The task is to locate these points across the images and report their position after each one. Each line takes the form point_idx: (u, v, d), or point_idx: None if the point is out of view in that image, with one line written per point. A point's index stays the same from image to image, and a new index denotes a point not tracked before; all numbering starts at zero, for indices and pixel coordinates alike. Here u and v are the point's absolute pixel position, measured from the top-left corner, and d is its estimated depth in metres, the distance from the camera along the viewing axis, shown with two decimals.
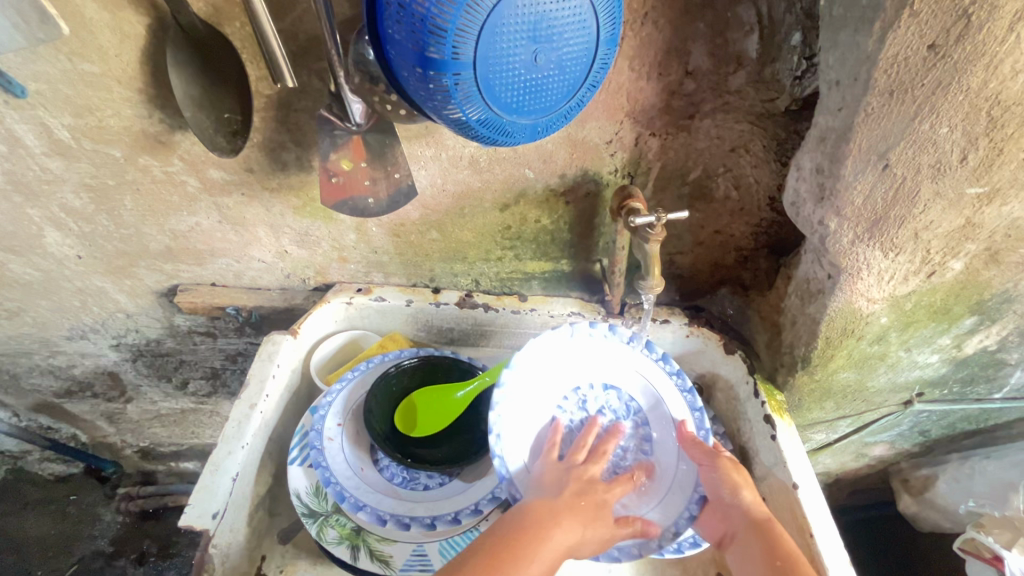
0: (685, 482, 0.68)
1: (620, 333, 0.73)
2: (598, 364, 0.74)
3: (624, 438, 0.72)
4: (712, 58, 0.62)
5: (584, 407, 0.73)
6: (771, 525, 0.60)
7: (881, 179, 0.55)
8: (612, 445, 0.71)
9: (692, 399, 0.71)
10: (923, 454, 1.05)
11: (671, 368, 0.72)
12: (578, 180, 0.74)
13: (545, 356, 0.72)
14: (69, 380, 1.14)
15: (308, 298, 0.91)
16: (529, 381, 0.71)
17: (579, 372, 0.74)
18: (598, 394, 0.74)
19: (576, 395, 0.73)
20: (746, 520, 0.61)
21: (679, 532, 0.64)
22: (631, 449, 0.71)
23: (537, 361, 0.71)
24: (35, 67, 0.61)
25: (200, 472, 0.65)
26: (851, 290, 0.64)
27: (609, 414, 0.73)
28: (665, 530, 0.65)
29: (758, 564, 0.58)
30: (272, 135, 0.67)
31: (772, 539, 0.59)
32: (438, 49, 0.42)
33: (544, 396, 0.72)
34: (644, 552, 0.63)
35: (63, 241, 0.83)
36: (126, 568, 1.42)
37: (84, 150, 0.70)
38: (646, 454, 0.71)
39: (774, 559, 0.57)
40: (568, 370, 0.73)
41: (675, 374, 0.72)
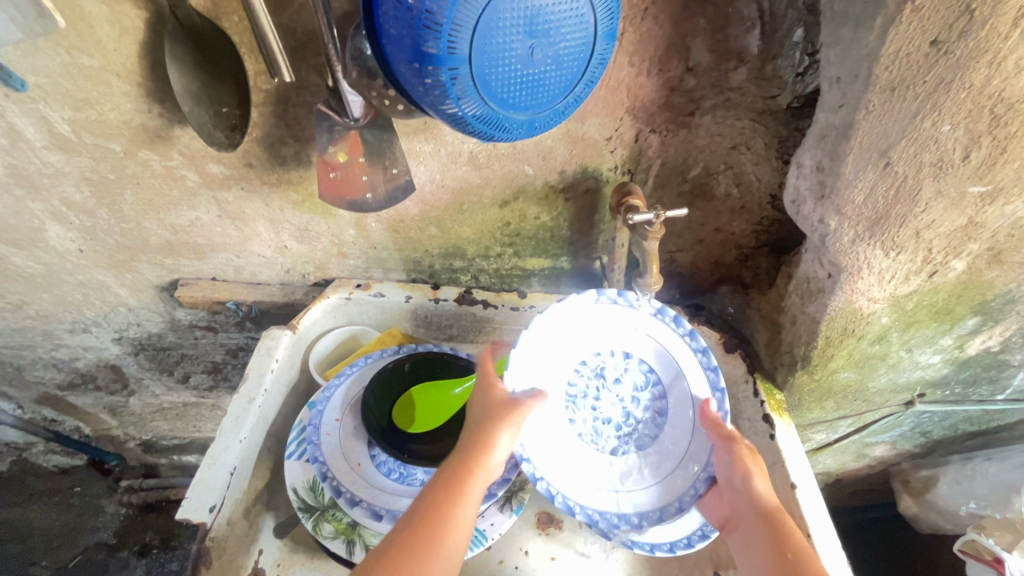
0: (697, 457, 0.68)
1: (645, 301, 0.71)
2: (620, 333, 0.72)
3: (640, 410, 0.72)
4: (713, 54, 0.61)
5: (603, 374, 0.72)
6: (781, 517, 0.59)
7: (882, 177, 0.55)
8: (626, 415, 0.72)
9: (715, 378, 0.69)
10: (924, 455, 1.05)
11: (697, 345, 0.70)
12: (577, 176, 0.73)
13: (567, 321, 0.70)
14: (72, 373, 1.15)
15: (308, 294, 0.91)
16: (548, 343, 0.70)
17: (599, 340, 0.72)
18: (618, 363, 0.72)
19: (595, 361, 0.72)
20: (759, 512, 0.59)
21: (682, 508, 0.65)
22: (646, 421, 0.72)
23: (560, 323, 0.70)
24: (34, 60, 0.61)
25: (198, 466, 0.65)
26: (851, 289, 0.64)
27: (628, 385, 0.72)
28: (668, 504, 0.66)
29: (761, 552, 0.57)
30: (271, 130, 0.67)
31: (778, 529, 0.58)
32: (433, 43, 0.42)
33: (564, 359, 0.72)
34: (645, 523, 0.64)
35: (65, 235, 0.83)
36: (127, 560, 1.48)
37: (84, 144, 0.70)
38: (660, 428, 0.71)
39: (783, 552, 0.56)
40: (591, 335, 0.72)
41: (700, 351, 0.70)
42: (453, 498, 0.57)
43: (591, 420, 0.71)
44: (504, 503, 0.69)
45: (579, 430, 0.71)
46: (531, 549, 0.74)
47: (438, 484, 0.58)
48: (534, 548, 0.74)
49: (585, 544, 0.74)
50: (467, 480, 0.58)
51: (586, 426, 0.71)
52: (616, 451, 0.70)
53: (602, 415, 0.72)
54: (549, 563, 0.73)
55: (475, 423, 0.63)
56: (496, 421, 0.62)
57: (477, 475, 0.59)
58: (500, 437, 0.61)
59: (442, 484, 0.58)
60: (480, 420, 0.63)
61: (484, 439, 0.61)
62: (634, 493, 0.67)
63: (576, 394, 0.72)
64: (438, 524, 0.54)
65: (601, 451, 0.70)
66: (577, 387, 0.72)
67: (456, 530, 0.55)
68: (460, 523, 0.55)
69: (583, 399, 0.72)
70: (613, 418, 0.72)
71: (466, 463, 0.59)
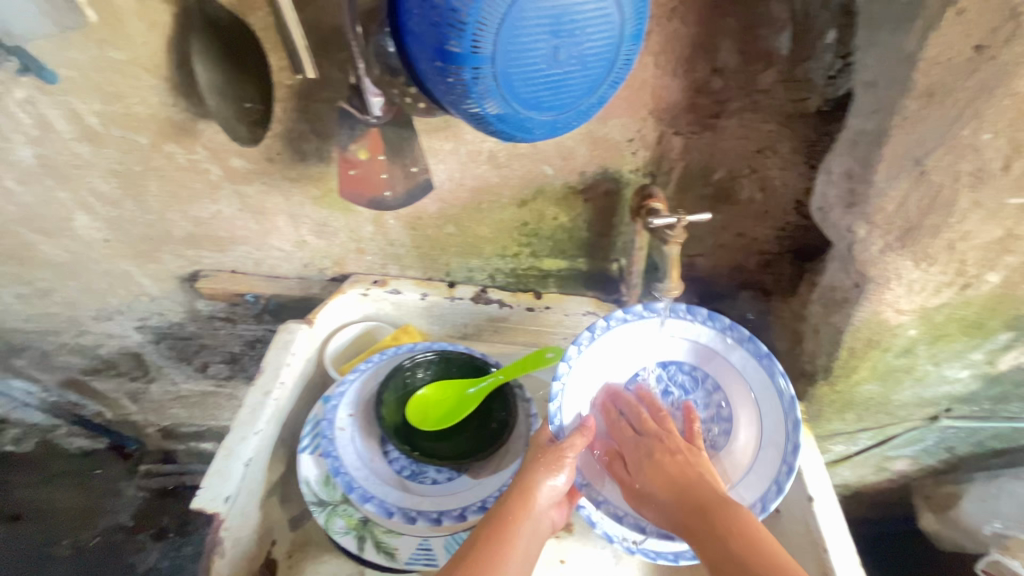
0: (775, 435, 0.65)
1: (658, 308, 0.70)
2: (645, 347, 0.72)
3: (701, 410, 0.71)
4: (741, 55, 0.60)
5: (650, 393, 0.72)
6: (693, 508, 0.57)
7: (915, 187, 0.53)
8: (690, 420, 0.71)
9: (754, 348, 0.67)
10: (947, 471, 1.01)
11: (722, 323, 0.69)
12: (597, 178, 0.72)
13: (588, 361, 0.70)
14: (95, 359, 1.18)
15: (325, 288, 0.92)
16: (584, 382, 0.70)
17: (632, 359, 0.72)
18: (659, 374, 0.72)
19: (636, 381, 0.72)
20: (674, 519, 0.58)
21: (781, 490, 0.62)
22: (711, 419, 0.70)
23: (588, 362, 0.70)
24: (66, 54, 0.62)
25: (214, 456, 0.66)
26: (878, 300, 0.62)
27: (677, 390, 0.72)
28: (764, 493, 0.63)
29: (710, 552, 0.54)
30: (293, 126, 0.68)
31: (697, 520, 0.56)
32: (457, 42, 0.42)
33: (607, 386, 0.71)
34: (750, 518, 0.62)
35: (92, 225, 0.85)
36: (144, 542, 1.47)
37: (112, 137, 0.71)
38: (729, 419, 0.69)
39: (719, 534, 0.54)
40: (621, 359, 0.72)
41: (728, 327, 0.69)
42: (498, 551, 0.57)
43: None
44: None
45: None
46: (540, 552, 0.73)
47: (480, 536, 0.59)
48: (542, 551, 0.73)
49: (595, 549, 0.73)
50: (510, 531, 0.59)
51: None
52: None
53: None
54: (558, 566, 0.72)
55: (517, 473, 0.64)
56: (537, 469, 0.62)
57: (523, 524, 0.59)
58: (541, 481, 0.61)
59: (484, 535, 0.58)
60: (525, 466, 0.63)
61: (526, 488, 0.61)
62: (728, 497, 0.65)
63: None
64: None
65: None
66: None
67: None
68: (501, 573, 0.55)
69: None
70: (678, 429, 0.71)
71: (510, 514, 0.60)
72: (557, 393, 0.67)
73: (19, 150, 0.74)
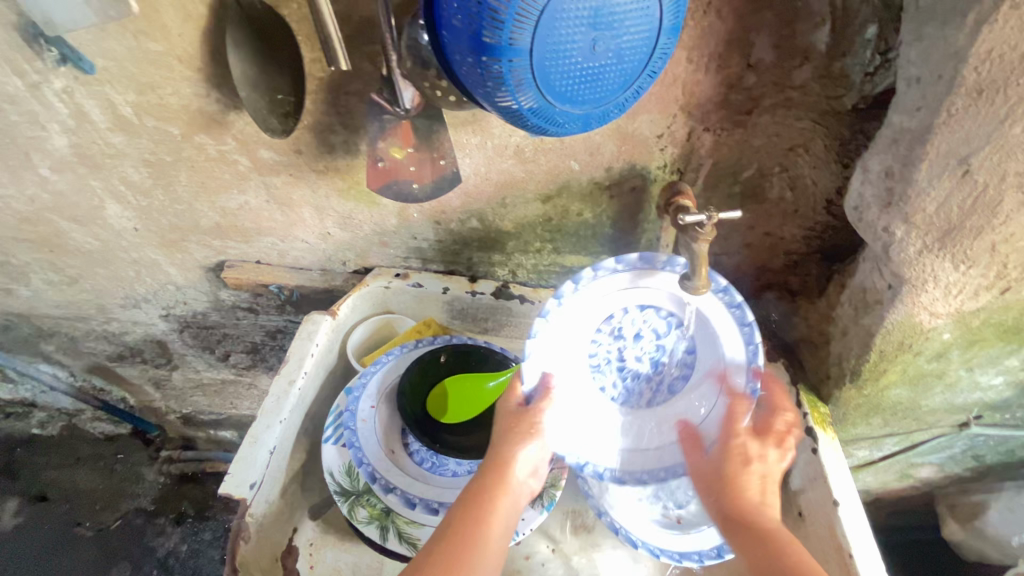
0: (734, 395, 0.66)
1: (649, 256, 0.64)
2: (626, 291, 0.66)
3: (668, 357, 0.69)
4: (777, 51, 0.59)
5: (623, 335, 0.68)
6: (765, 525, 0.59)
7: (959, 187, 0.52)
8: (655, 365, 0.69)
9: (741, 314, 0.64)
10: (974, 479, 0.99)
11: (718, 285, 0.64)
12: (624, 173, 0.72)
13: (563, 306, 0.65)
14: (121, 346, 1.20)
15: (347, 280, 0.92)
16: (559, 327, 0.67)
17: (611, 302, 0.66)
18: (636, 317, 0.67)
19: (611, 324, 0.67)
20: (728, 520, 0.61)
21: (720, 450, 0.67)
22: (675, 366, 0.69)
23: (563, 308, 0.66)
24: (103, 45, 0.63)
25: (240, 443, 0.67)
26: (913, 303, 0.60)
27: (650, 335, 0.68)
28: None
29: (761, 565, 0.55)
30: (321, 118, 0.68)
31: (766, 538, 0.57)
32: (494, 34, 0.42)
33: (580, 328, 0.68)
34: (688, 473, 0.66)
35: (122, 214, 0.87)
36: (164, 527, 1.51)
37: (145, 127, 0.73)
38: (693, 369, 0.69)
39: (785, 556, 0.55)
40: (600, 303, 0.66)
41: (722, 290, 0.64)
42: (474, 517, 0.59)
43: (620, 382, 0.70)
44: (535, 499, 0.69)
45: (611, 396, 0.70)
46: (558, 547, 0.74)
47: (458, 505, 0.60)
48: (562, 547, 0.74)
49: (613, 546, 0.74)
50: (486, 497, 0.60)
51: (617, 386, 0.70)
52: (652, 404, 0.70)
53: (630, 373, 0.69)
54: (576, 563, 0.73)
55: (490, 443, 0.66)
56: (508, 435, 0.64)
57: (502, 490, 0.61)
58: (517, 453, 0.63)
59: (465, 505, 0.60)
60: (498, 437, 0.65)
61: (498, 455, 0.63)
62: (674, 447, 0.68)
63: (600, 361, 0.69)
64: (465, 540, 0.56)
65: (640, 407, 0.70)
66: (598, 355, 0.69)
67: (489, 542, 0.57)
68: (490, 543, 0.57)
69: (608, 363, 0.69)
70: (642, 372, 0.69)
71: (486, 482, 0.62)
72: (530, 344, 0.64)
73: (55, 139, 0.75)
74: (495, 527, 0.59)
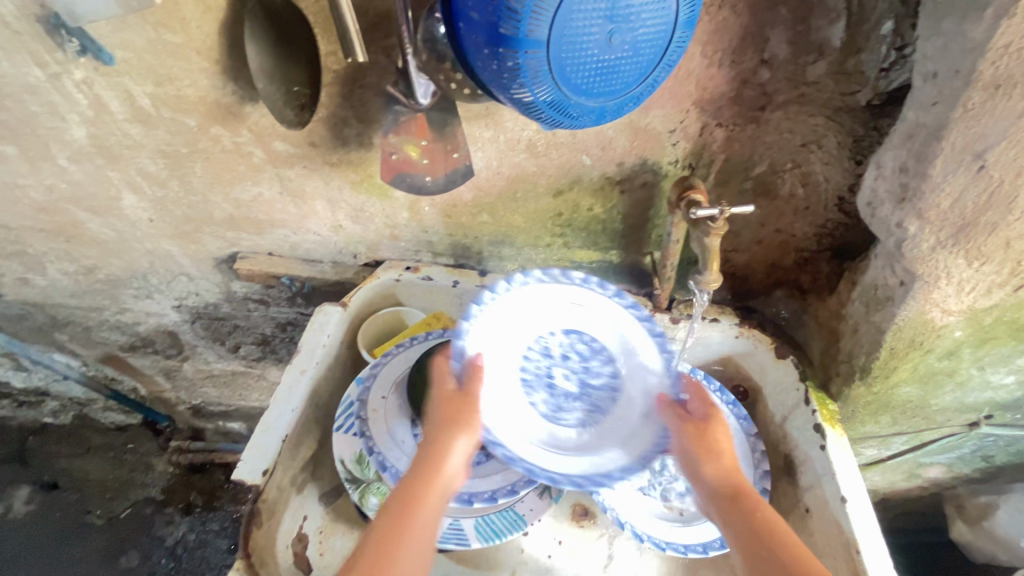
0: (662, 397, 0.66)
1: (573, 276, 0.72)
2: (553, 310, 0.71)
3: (594, 378, 0.69)
4: (792, 46, 0.59)
5: (550, 356, 0.70)
6: (749, 507, 0.59)
7: (974, 182, 0.52)
8: (582, 386, 0.69)
9: (652, 325, 0.69)
10: (983, 480, 0.99)
11: (627, 301, 0.71)
12: (635, 169, 0.72)
13: (501, 309, 0.68)
14: (133, 336, 1.22)
15: (358, 273, 0.93)
16: (495, 332, 0.67)
17: (541, 320, 0.71)
18: (562, 339, 0.71)
19: (540, 343, 0.70)
20: (714, 494, 0.60)
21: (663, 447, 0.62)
22: (603, 387, 0.69)
23: (495, 315, 0.67)
24: (123, 36, 0.64)
25: (252, 432, 0.69)
26: (925, 299, 0.60)
27: (576, 357, 0.70)
28: (650, 450, 0.62)
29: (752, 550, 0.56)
30: (336, 111, 0.69)
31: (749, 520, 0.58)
32: (512, 26, 0.42)
33: (512, 341, 0.69)
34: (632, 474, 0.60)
35: (138, 205, 0.88)
36: (172, 516, 1.53)
37: (162, 119, 0.74)
38: (618, 391, 0.68)
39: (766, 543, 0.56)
40: (532, 320, 0.70)
41: (631, 305, 0.71)
42: (406, 516, 0.55)
43: (548, 398, 0.67)
44: (543, 490, 0.71)
45: (542, 411, 0.66)
46: (564, 540, 0.74)
47: (391, 504, 0.56)
48: (567, 539, 0.75)
49: (619, 539, 0.74)
50: (420, 495, 0.56)
51: (547, 403, 0.67)
52: (582, 422, 0.66)
53: (559, 392, 0.68)
54: (580, 556, 0.73)
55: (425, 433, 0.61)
56: (443, 426, 0.59)
57: (430, 490, 0.57)
58: (448, 448, 0.58)
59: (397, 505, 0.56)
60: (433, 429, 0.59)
61: (433, 447, 0.58)
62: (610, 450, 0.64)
63: (530, 377, 0.68)
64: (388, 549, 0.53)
65: (568, 423, 0.66)
66: (528, 371, 0.68)
67: (412, 547, 0.54)
68: (412, 549, 0.54)
69: (538, 381, 0.68)
70: (570, 393, 0.68)
71: (420, 477, 0.57)
72: (467, 333, 0.64)
73: (73, 130, 0.76)
74: (428, 525, 0.56)
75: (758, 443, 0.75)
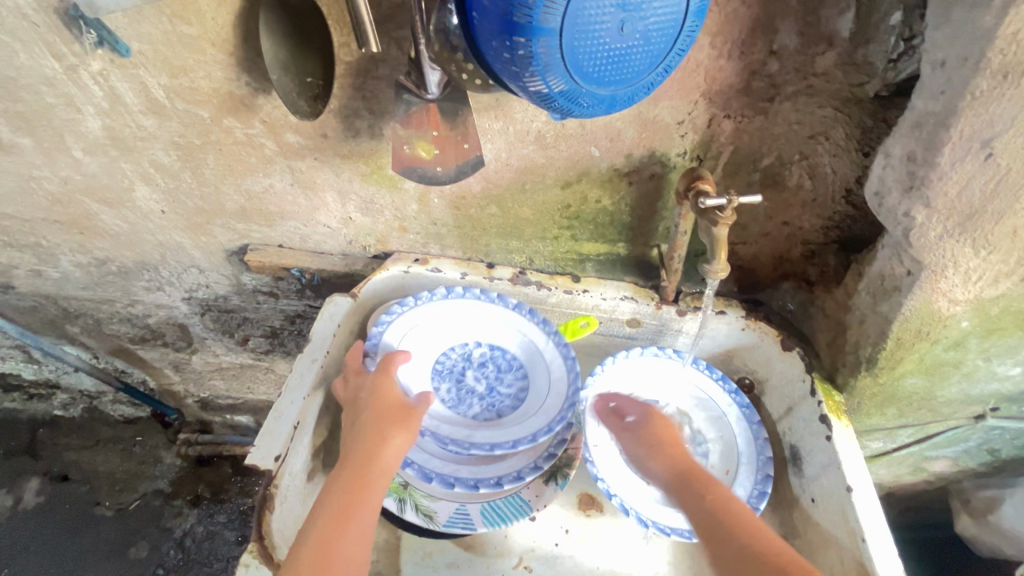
0: (553, 406, 0.75)
1: (508, 300, 0.80)
2: (485, 325, 0.80)
3: (504, 386, 0.78)
4: (801, 37, 0.59)
5: (470, 359, 0.79)
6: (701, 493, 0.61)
7: (981, 170, 0.52)
8: (489, 388, 0.78)
9: (565, 349, 0.78)
10: (989, 474, 0.99)
11: (549, 328, 0.79)
12: (643, 161, 0.73)
13: (434, 314, 0.79)
14: (144, 328, 1.23)
15: (367, 265, 0.94)
16: (422, 330, 0.78)
17: (469, 330, 0.80)
18: (484, 349, 0.80)
19: (463, 348, 0.80)
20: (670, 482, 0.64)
21: (534, 438, 0.70)
22: (509, 395, 0.78)
23: (427, 314, 0.79)
24: (139, 28, 0.65)
25: (265, 418, 0.70)
26: (932, 289, 0.61)
27: (492, 366, 0.79)
28: (520, 436, 0.72)
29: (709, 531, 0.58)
30: (348, 103, 0.70)
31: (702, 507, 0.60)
32: (525, 16, 0.43)
33: (438, 342, 0.79)
34: (496, 449, 0.69)
35: (150, 196, 0.89)
36: (181, 508, 1.55)
37: (176, 111, 0.75)
38: (522, 400, 0.77)
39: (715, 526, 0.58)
40: (462, 328, 0.80)
41: (552, 332, 0.79)
42: (352, 504, 0.59)
43: (453, 390, 0.77)
44: (550, 477, 0.72)
45: (442, 397, 0.76)
46: (571, 529, 0.75)
47: (335, 500, 0.59)
48: (575, 528, 0.75)
49: (625, 529, 0.75)
50: (366, 485, 0.60)
51: (450, 393, 0.77)
52: (477, 415, 0.76)
53: (465, 387, 0.78)
54: (588, 546, 0.74)
55: (362, 430, 0.65)
56: (389, 424, 0.65)
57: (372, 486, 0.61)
58: (391, 446, 0.63)
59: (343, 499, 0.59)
60: (373, 429, 0.64)
61: (376, 442, 0.63)
62: (488, 435, 0.73)
63: (444, 369, 0.78)
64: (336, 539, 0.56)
65: (462, 414, 0.75)
66: (443, 366, 0.78)
67: (355, 536, 0.57)
68: (358, 538, 0.57)
69: (449, 374, 0.78)
70: (475, 390, 0.78)
71: (365, 470, 0.61)
72: (388, 325, 0.76)
73: (89, 122, 0.78)
74: (371, 513, 0.59)
75: (760, 431, 0.75)
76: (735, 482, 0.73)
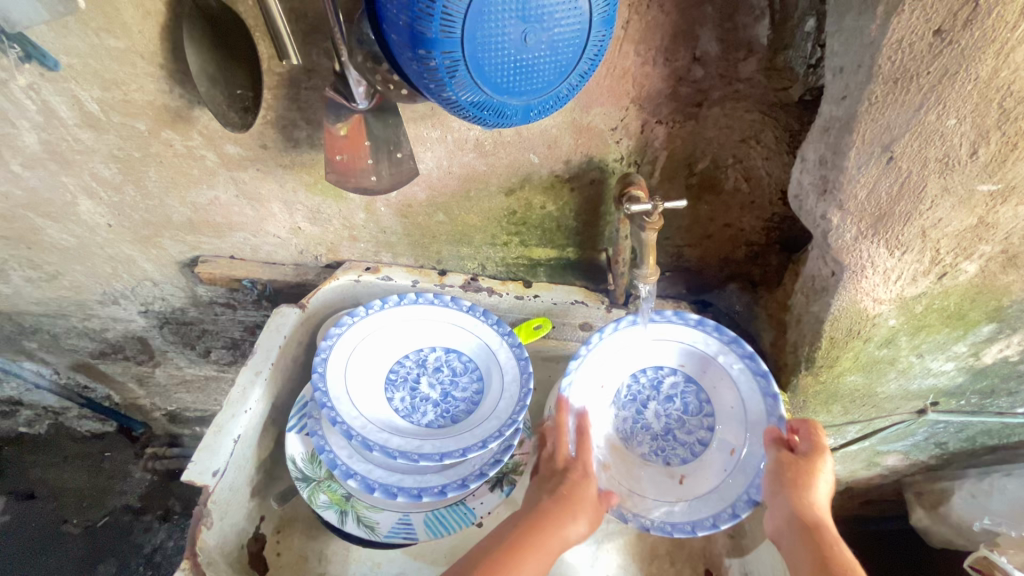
0: (505, 413, 0.73)
1: (463, 302, 0.79)
2: (440, 330, 0.80)
3: (458, 391, 0.78)
4: (721, 44, 0.60)
5: (424, 365, 0.79)
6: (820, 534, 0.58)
7: (885, 173, 0.54)
8: (444, 394, 0.78)
9: (519, 351, 0.76)
10: (939, 467, 1.01)
11: (503, 329, 0.77)
12: (583, 167, 0.73)
13: (388, 323, 0.79)
14: (103, 343, 1.21)
15: (319, 274, 0.93)
16: (374, 338, 0.78)
17: (423, 336, 0.80)
18: (439, 354, 0.80)
19: (418, 355, 0.80)
20: (790, 525, 0.60)
21: (484, 445, 0.69)
22: (463, 399, 0.77)
23: (376, 323, 0.78)
24: (66, 41, 0.65)
25: (204, 433, 0.69)
26: (855, 289, 0.62)
27: (447, 371, 0.79)
28: (471, 444, 0.71)
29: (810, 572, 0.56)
30: (284, 114, 0.69)
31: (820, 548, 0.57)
32: (427, 27, 0.43)
33: (392, 349, 0.79)
34: (444, 458, 0.69)
35: (95, 210, 0.88)
36: (150, 524, 1.49)
37: (112, 123, 0.74)
38: (476, 404, 0.76)
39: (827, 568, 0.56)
40: (418, 334, 0.80)
41: (506, 334, 0.77)
42: (518, 553, 0.61)
43: (409, 397, 0.77)
44: (495, 483, 0.73)
45: (396, 405, 0.76)
46: None
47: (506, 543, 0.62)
48: None
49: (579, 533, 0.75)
50: (538, 541, 0.62)
51: (405, 401, 0.77)
52: (430, 422, 0.75)
53: (419, 393, 0.77)
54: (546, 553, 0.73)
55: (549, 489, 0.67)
56: (576, 499, 0.65)
57: (537, 550, 0.61)
58: (574, 523, 0.64)
59: (515, 544, 0.62)
60: (561, 496, 0.65)
61: (561, 506, 0.64)
62: (438, 441, 0.72)
63: (398, 377, 0.78)
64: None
65: (416, 423, 0.75)
66: (397, 374, 0.78)
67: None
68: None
69: (403, 383, 0.78)
70: (430, 397, 0.77)
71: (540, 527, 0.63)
72: (336, 336, 0.75)
73: (25, 136, 0.76)
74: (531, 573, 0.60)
75: (777, 406, 0.67)
76: (738, 465, 0.68)
